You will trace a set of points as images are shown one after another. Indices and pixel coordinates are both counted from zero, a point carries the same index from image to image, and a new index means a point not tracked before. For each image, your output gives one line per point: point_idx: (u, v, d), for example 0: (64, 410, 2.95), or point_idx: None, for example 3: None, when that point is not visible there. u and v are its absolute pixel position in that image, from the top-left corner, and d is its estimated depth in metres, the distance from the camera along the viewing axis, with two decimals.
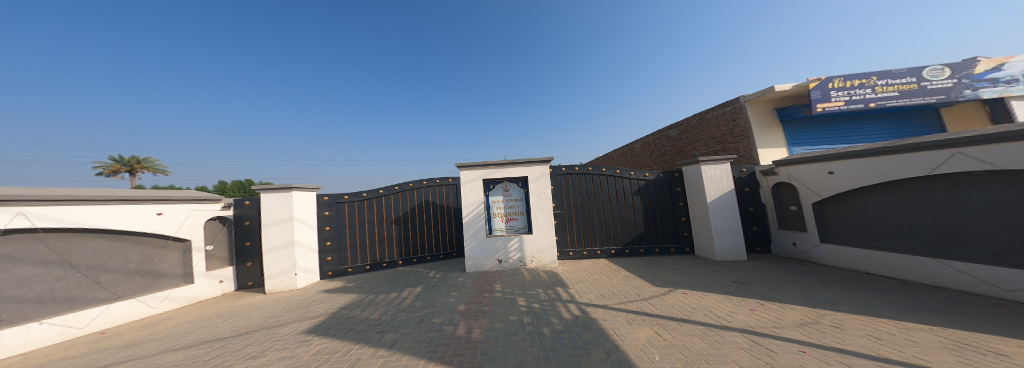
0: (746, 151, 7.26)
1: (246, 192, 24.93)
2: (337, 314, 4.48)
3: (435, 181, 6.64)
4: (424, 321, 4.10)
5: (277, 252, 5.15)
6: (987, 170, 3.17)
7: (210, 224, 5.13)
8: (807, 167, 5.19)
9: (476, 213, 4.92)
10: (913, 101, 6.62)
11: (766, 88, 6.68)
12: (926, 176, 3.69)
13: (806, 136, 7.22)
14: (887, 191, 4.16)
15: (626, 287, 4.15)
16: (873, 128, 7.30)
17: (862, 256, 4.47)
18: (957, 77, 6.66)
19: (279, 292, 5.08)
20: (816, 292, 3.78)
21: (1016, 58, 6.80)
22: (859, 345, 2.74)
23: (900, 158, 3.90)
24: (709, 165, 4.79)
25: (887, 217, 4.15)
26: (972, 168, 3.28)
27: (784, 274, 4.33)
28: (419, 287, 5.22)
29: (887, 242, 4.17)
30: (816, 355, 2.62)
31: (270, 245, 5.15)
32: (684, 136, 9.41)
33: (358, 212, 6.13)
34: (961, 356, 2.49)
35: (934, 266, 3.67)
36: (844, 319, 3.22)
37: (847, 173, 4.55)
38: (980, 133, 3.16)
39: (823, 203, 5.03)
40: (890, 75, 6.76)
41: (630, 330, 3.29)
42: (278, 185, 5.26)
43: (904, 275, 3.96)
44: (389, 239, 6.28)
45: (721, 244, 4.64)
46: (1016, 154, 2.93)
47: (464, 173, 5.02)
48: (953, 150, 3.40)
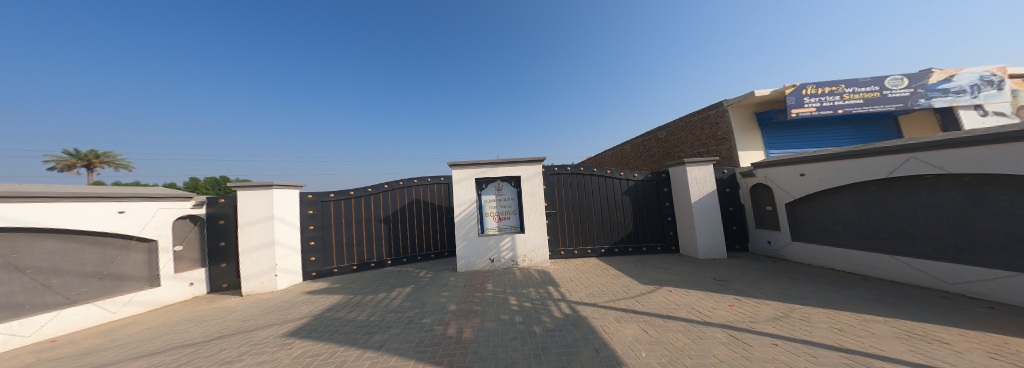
0: (727, 153, 7.61)
1: (222, 189, 23.41)
2: (321, 315, 4.33)
3: (427, 179, 6.54)
4: (414, 321, 4.04)
5: (255, 252, 4.89)
6: (937, 174, 3.50)
7: (180, 223, 4.79)
8: (781, 170, 5.52)
9: (468, 212, 4.88)
10: (875, 108, 7.15)
11: (747, 93, 7.02)
12: (885, 178, 4.02)
13: (782, 140, 7.64)
14: (852, 192, 4.48)
15: (615, 285, 4.27)
16: (841, 133, 7.84)
17: (828, 253, 4.81)
18: (913, 87, 7.27)
19: (257, 294, 4.83)
20: (788, 288, 4.06)
21: (964, 70, 7.49)
22: (824, 337, 2.97)
23: (862, 162, 4.22)
24: (694, 167, 4.99)
25: (851, 217, 4.49)
26: (923, 171, 3.61)
27: (760, 271, 4.59)
28: (408, 287, 5.13)
29: (850, 240, 4.51)
30: (786, 347, 2.81)
31: (247, 245, 4.87)
32: (671, 138, 9.72)
33: (344, 210, 5.92)
34: (910, 344, 2.75)
35: (890, 263, 4.02)
36: (811, 312, 3.47)
37: (816, 175, 4.87)
38: (930, 140, 3.48)
39: (796, 203, 5.37)
40: (857, 84, 7.27)
41: (619, 327, 3.40)
42: (258, 183, 4.99)
43: (864, 271, 4.31)
44: (377, 239, 6.11)
45: (704, 243, 4.85)
46: (963, 159, 3.25)
47: (456, 172, 4.96)
48: (907, 155, 3.73)
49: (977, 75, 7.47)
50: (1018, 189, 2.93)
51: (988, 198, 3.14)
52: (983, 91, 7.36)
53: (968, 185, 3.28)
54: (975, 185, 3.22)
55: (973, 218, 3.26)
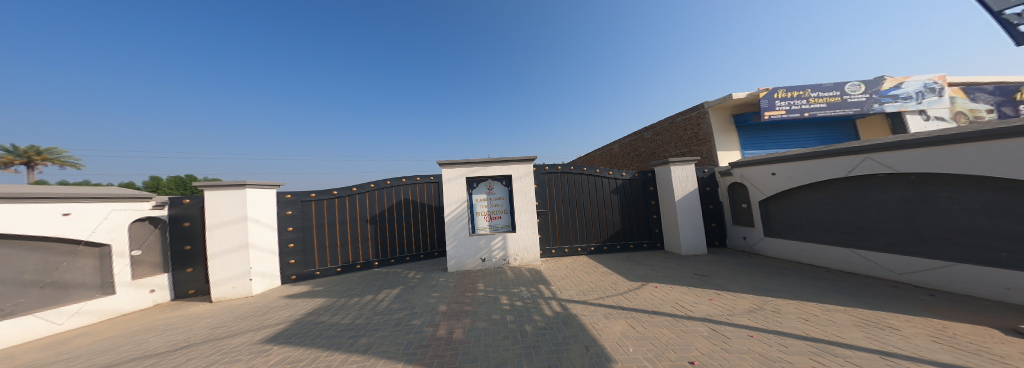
0: (708, 154, 7.99)
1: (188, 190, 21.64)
2: (302, 320, 4.12)
3: (416, 178, 6.37)
4: (402, 323, 3.95)
5: (227, 256, 4.55)
6: (888, 173, 3.86)
7: (137, 226, 4.36)
8: (754, 170, 5.88)
9: (458, 211, 4.81)
10: (837, 112, 7.74)
11: (726, 96, 7.38)
12: (843, 177, 4.40)
13: (758, 140, 8.08)
14: (816, 190, 4.85)
15: (604, 283, 4.38)
16: (807, 135, 8.43)
17: (797, 248, 5.19)
18: (869, 93, 7.93)
19: (230, 299, 4.51)
20: (762, 281, 4.34)
21: (911, 78, 8.25)
22: (793, 327, 3.21)
23: (824, 162, 4.59)
24: (677, 167, 5.20)
25: (816, 214, 4.86)
26: (876, 171, 3.97)
27: (737, 266, 4.88)
28: (397, 288, 5.00)
29: (815, 235, 4.89)
30: (760, 338, 3.02)
31: (216, 249, 4.51)
32: (656, 138, 10.04)
33: (327, 210, 5.65)
34: (866, 331, 3.04)
35: (848, 256, 4.40)
36: (782, 304, 3.74)
37: (786, 174, 5.23)
38: (883, 141, 3.84)
39: (768, 201, 5.74)
40: (822, 89, 7.82)
41: (608, 324, 3.50)
42: (228, 182, 4.63)
43: (828, 264, 4.69)
44: (363, 240, 5.89)
45: (687, 240, 5.08)
46: (909, 159, 3.61)
47: (445, 171, 4.86)
48: (863, 156, 4.09)
49: (921, 83, 8.27)
50: (956, 188, 3.29)
51: (929, 195, 3.52)
52: (926, 97, 8.16)
53: (913, 183, 3.65)
54: (919, 183, 3.59)
55: (916, 214, 3.64)
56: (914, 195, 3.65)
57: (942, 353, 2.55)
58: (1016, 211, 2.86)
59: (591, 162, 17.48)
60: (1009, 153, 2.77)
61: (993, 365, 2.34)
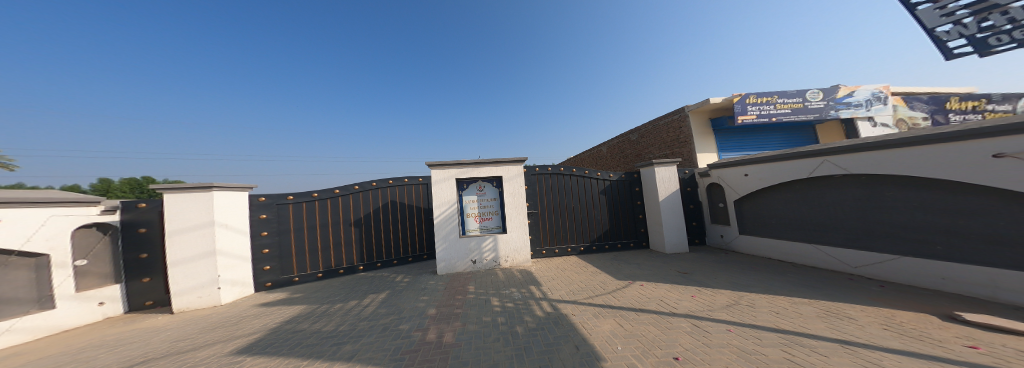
0: (689, 155, 8.38)
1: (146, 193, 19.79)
2: (279, 329, 3.88)
3: (403, 180, 6.18)
4: (390, 328, 3.83)
5: (191, 263, 4.16)
6: (843, 175, 4.25)
7: (82, 233, 3.88)
8: (730, 171, 6.25)
9: (448, 213, 4.72)
10: (801, 117, 8.38)
11: (704, 101, 7.77)
12: (802, 179, 4.83)
13: (733, 143, 8.56)
14: (783, 191, 5.24)
15: (593, 282, 4.49)
16: (775, 138, 9.08)
17: (767, 245, 5.56)
18: (827, 100, 8.66)
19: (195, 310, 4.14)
20: (737, 277, 4.63)
21: (861, 87, 9.09)
22: (765, 320, 3.46)
23: (790, 164, 4.96)
24: (661, 168, 5.41)
25: (783, 212, 5.25)
26: (833, 172, 4.35)
27: (715, 263, 5.17)
28: (383, 293, 4.83)
29: (783, 232, 5.27)
30: (737, 331, 3.23)
31: (178, 256, 4.11)
32: (641, 140, 10.38)
33: (306, 213, 5.36)
34: (828, 322, 3.34)
35: (812, 251, 4.79)
36: (755, 298, 4.01)
37: (757, 175, 5.60)
38: (839, 145, 4.22)
39: (741, 201, 6.11)
40: (788, 95, 8.42)
41: (597, 323, 3.59)
42: (192, 184, 4.24)
43: (795, 259, 5.07)
44: (347, 243, 5.63)
45: (670, 238, 5.31)
46: (861, 161, 3.98)
47: (435, 172, 4.76)
48: (822, 159, 4.47)
49: (870, 92, 9.11)
50: (900, 188, 3.67)
51: (877, 195, 3.91)
52: (874, 105, 9.01)
53: (864, 184, 4.05)
54: (870, 184, 3.98)
55: (867, 212, 4.04)
56: (865, 195, 4.04)
57: (891, 340, 2.86)
58: (949, 209, 3.25)
59: (579, 162, 17.79)
60: (943, 157, 3.18)
61: (933, 349, 2.64)
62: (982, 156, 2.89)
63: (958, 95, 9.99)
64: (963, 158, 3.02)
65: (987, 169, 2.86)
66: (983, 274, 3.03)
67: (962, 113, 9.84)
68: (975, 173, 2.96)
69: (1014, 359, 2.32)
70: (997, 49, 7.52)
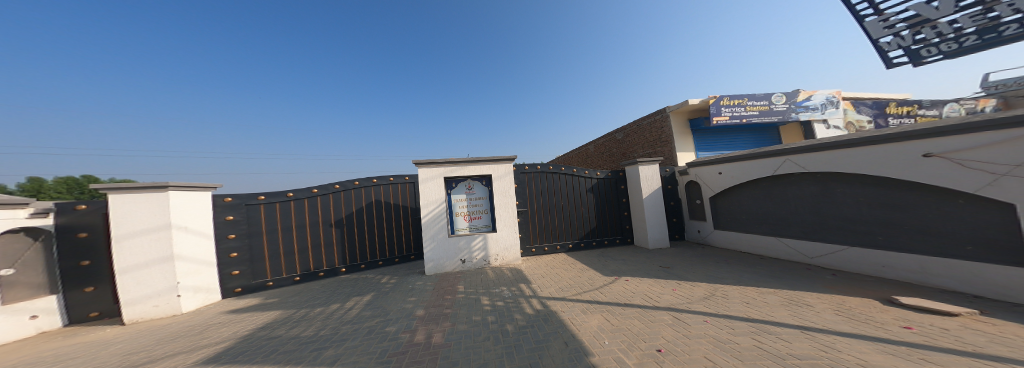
0: (670, 155, 8.75)
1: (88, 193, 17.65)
2: (251, 336, 3.62)
3: (388, 178, 5.95)
4: (376, 331, 3.71)
5: (141, 271, 3.71)
6: (802, 173, 4.65)
7: (7, 239, 3.36)
8: (705, 169, 6.62)
9: (436, 212, 4.63)
10: (768, 119, 9.00)
11: (683, 102, 8.14)
12: (766, 176, 5.25)
13: (709, 143, 9.01)
14: (751, 188, 5.63)
15: (581, 278, 4.60)
16: (744, 138, 9.72)
17: (739, 239, 5.97)
18: (789, 104, 9.36)
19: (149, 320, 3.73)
20: (712, 270, 4.95)
21: (818, 92, 9.89)
22: (736, 310, 3.75)
23: (758, 163, 5.35)
24: (644, 167, 5.60)
25: (752, 208, 5.64)
26: (793, 171, 4.76)
27: (693, 257, 5.48)
28: (368, 295, 4.66)
29: (752, 227, 5.68)
30: (713, 322, 3.47)
31: (124, 264, 3.63)
32: (626, 139, 10.71)
33: (280, 214, 5.05)
34: (791, 310, 3.67)
35: (776, 244, 5.21)
36: (729, 289, 4.32)
37: (729, 173, 5.98)
38: (799, 146, 4.60)
39: (715, 197, 6.50)
40: (756, 98, 8.99)
41: (585, 319, 3.70)
42: (142, 183, 3.79)
43: (762, 252, 5.49)
44: (327, 244, 5.37)
45: (653, 234, 5.55)
46: (817, 160, 4.38)
47: (422, 171, 4.63)
48: (783, 158, 4.87)
49: (826, 97, 9.94)
50: (848, 186, 4.08)
51: (830, 192, 4.33)
52: (828, 109, 9.86)
53: (818, 182, 4.46)
54: (824, 182, 4.39)
55: (822, 208, 4.44)
56: (820, 192, 4.45)
57: (842, 324, 3.20)
58: (890, 203, 3.65)
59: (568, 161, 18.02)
60: (883, 156, 3.59)
61: (876, 331, 2.99)
62: (915, 156, 3.29)
63: (895, 101, 11.21)
64: (899, 157, 3.42)
65: (919, 168, 3.27)
66: (917, 262, 3.45)
67: (897, 117, 11.09)
68: (909, 170, 3.37)
69: (941, 336, 2.67)
70: (928, 60, 8.47)
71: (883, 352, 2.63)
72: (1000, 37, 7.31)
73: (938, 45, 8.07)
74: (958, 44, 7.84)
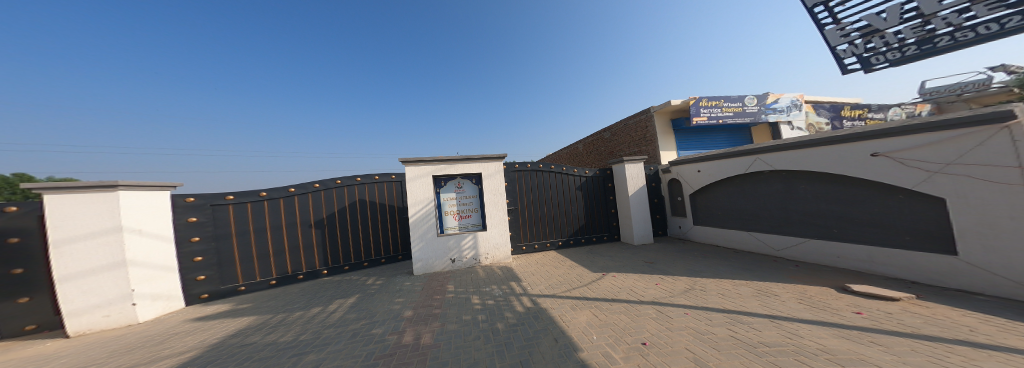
0: (654, 153, 9.05)
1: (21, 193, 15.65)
2: (220, 344, 3.36)
3: (373, 176, 5.72)
4: (361, 334, 3.58)
5: (84, 279, 3.28)
6: (770, 171, 4.98)
7: None
8: (685, 168, 6.93)
9: (425, 212, 4.52)
10: (742, 120, 9.52)
11: (666, 103, 8.43)
12: (738, 174, 5.59)
13: (690, 142, 9.40)
14: (726, 186, 5.96)
15: (570, 275, 4.69)
16: (720, 138, 10.27)
17: (715, 233, 6.32)
18: (760, 106, 9.95)
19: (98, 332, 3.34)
20: (692, 264, 5.22)
21: (785, 95, 10.58)
22: (713, 302, 3.99)
23: (732, 161, 5.65)
24: (630, 165, 5.76)
25: (727, 205, 5.97)
26: (762, 169, 5.08)
27: (675, 252, 5.75)
28: (352, 297, 4.48)
29: (727, 223, 6.03)
30: (693, 314, 3.67)
31: (63, 272, 3.19)
32: (613, 138, 10.98)
33: (252, 215, 4.72)
34: (761, 300, 3.96)
35: (747, 238, 5.58)
36: (707, 282, 4.58)
37: (707, 172, 6.29)
38: (768, 145, 4.91)
39: (694, 195, 6.83)
40: (732, 100, 9.48)
41: (574, 315, 3.78)
42: (84, 182, 3.35)
43: (735, 245, 5.86)
44: (306, 246, 5.09)
45: (638, 231, 5.74)
46: (782, 158, 4.71)
47: (409, 169, 4.50)
48: (754, 158, 5.19)
49: (791, 99, 10.66)
50: (810, 184, 4.42)
51: (794, 189, 4.67)
52: (793, 111, 10.59)
53: (784, 180, 4.80)
54: (788, 180, 4.73)
55: (786, 204, 4.80)
56: (785, 189, 4.80)
57: (805, 312, 3.50)
58: (845, 199, 4.00)
59: (558, 159, 18.16)
60: (835, 155, 3.96)
61: (833, 317, 3.29)
62: (864, 155, 3.64)
63: (850, 105, 12.24)
64: (852, 156, 3.76)
65: (868, 166, 3.61)
66: (865, 253, 3.82)
67: (851, 120, 12.12)
68: (859, 169, 3.72)
69: (886, 320, 3.00)
70: (877, 67, 9.00)
71: (838, 336, 2.90)
72: (936, 47, 7.77)
73: (885, 54, 8.61)
74: (901, 53, 8.35)
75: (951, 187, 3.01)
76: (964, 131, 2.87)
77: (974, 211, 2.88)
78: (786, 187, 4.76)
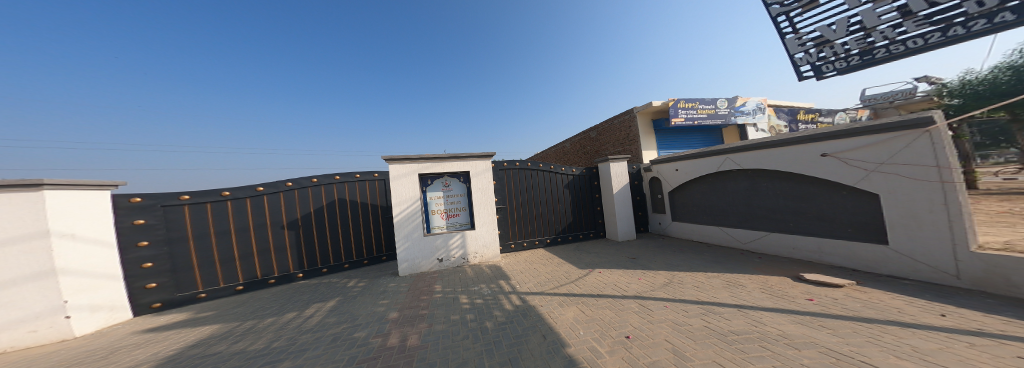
0: (637, 153, 9.38)
1: None
2: (178, 356, 3.05)
3: (354, 175, 5.42)
4: (342, 338, 3.41)
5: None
6: (738, 170, 5.32)
7: None
8: (664, 166, 7.25)
9: (410, 211, 4.37)
10: (714, 122, 10.11)
11: (648, 104, 8.73)
12: (709, 173, 5.96)
13: (670, 142, 9.81)
14: (700, 184, 6.31)
15: (558, 272, 4.78)
16: (695, 138, 10.85)
17: (691, 228, 6.69)
18: (730, 108, 10.61)
19: (21, 350, 2.83)
20: (670, 259, 5.51)
21: (752, 99, 11.35)
22: (689, 294, 4.25)
23: (706, 160, 5.98)
24: (615, 164, 5.92)
25: (701, 202, 6.33)
26: (732, 167, 5.41)
27: (655, 247, 6.03)
28: (331, 300, 4.25)
29: (701, 218, 6.40)
30: (671, 307, 3.89)
31: None
32: (599, 138, 11.23)
33: (213, 216, 4.30)
34: (730, 291, 4.28)
35: (719, 232, 5.96)
36: (683, 276, 4.87)
37: (684, 170, 6.61)
38: (736, 145, 5.25)
39: (672, 192, 7.17)
40: (706, 102, 10.00)
41: (562, 311, 3.87)
42: None
43: (709, 239, 6.24)
44: (277, 248, 4.73)
45: (622, 228, 5.95)
46: (749, 158, 5.05)
47: (393, 167, 4.31)
48: (723, 157, 5.53)
49: (757, 103, 11.46)
50: (772, 183, 4.78)
51: (758, 187, 5.03)
52: (758, 114, 11.40)
53: (750, 178, 5.16)
54: (754, 179, 5.08)
55: (752, 201, 5.18)
56: (750, 187, 5.18)
57: (767, 300, 3.83)
58: (801, 196, 4.39)
59: (545, 157, 18.32)
60: (792, 154, 4.33)
61: (790, 304, 3.64)
62: (818, 155, 4.00)
63: (805, 109, 13.41)
64: (808, 157, 4.12)
65: (821, 166, 3.98)
66: (816, 243, 4.23)
67: (806, 123, 13.30)
68: (814, 168, 4.08)
69: (833, 305, 3.36)
70: (826, 75, 9.63)
71: (795, 322, 3.21)
72: (873, 59, 8.37)
73: (833, 63, 9.23)
74: (846, 63, 8.96)
75: (884, 183, 3.42)
76: (897, 134, 3.24)
77: (901, 205, 3.30)
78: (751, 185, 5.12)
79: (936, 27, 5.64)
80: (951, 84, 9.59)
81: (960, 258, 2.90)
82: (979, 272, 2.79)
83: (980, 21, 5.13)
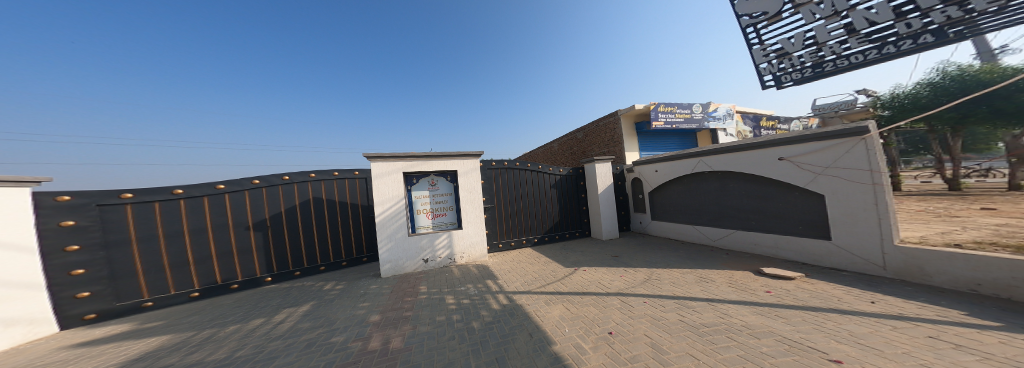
0: (620, 154, 9.69)
1: None
2: None
3: (331, 172, 5.09)
4: (318, 343, 3.21)
5: None
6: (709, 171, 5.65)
7: None
8: (644, 168, 7.55)
9: (394, 210, 4.19)
10: (690, 126, 10.66)
11: (631, 107, 9.03)
12: (684, 174, 6.29)
13: (650, 144, 10.22)
14: (677, 185, 6.64)
15: (545, 271, 4.83)
16: (672, 140, 11.38)
17: (668, 227, 7.03)
18: (704, 113, 11.24)
19: None
20: (649, 256, 5.78)
21: (722, 105, 12.08)
22: (665, 290, 4.49)
23: (681, 162, 6.30)
24: (600, 165, 6.06)
25: (677, 201, 6.68)
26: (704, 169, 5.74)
27: (635, 245, 6.30)
28: (304, 305, 3.98)
29: (677, 217, 6.75)
30: (650, 302, 4.09)
31: None
32: (585, 139, 11.48)
33: (161, 216, 3.85)
34: (702, 285, 4.57)
35: (692, 231, 6.32)
36: (661, 272, 5.13)
37: (661, 171, 6.92)
38: (707, 149, 5.58)
39: (651, 192, 7.49)
40: (683, 106, 10.50)
41: (548, 310, 3.92)
42: None
43: (684, 237, 6.60)
44: (240, 250, 4.33)
45: (605, 227, 6.14)
46: (717, 161, 5.39)
47: (376, 165, 4.09)
48: (696, 160, 5.86)
49: (727, 110, 12.23)
50: (738, 184, 5.14)
51: (726, 188, 5.37)
52: (727, 119, 12.18)
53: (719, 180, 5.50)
54: (722, 181, 5.43)
55: (720, 202, 5.54)
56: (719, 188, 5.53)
57: (732, 294, 4.14)
58: (760, 197, 4.76)
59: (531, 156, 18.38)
60: (755, 158, 4.68)
61: (751, 296, 3.95)
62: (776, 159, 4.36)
63: (767, 116, 14.55)
64: (768, 160, 4.47)
65: (778, 169, 4.33)
66: (773, 239, 4.63)
67: (768, 130, 14.44)
68: (772, 170, 4.43)
69: (786, 296, 3.69)
70: (784, 85, 10.46)
71: (756, 313, 3.51)
72: (824, 71, 9.23)
73: (790, 74, 10.04)
74: (801, 74, 9.80)
75: (829, 185, 3.79)
76: (839, 141, 3.61)
77: (843, 204, 3.68)
78: (719, 186, 5.50)
79: (873, 44, 6.23)
80: (884, 97, 10.81)
81: (886, 251, 3.30)
82: (900, 263, 3.20)
83: (907, 41, 5.79)
